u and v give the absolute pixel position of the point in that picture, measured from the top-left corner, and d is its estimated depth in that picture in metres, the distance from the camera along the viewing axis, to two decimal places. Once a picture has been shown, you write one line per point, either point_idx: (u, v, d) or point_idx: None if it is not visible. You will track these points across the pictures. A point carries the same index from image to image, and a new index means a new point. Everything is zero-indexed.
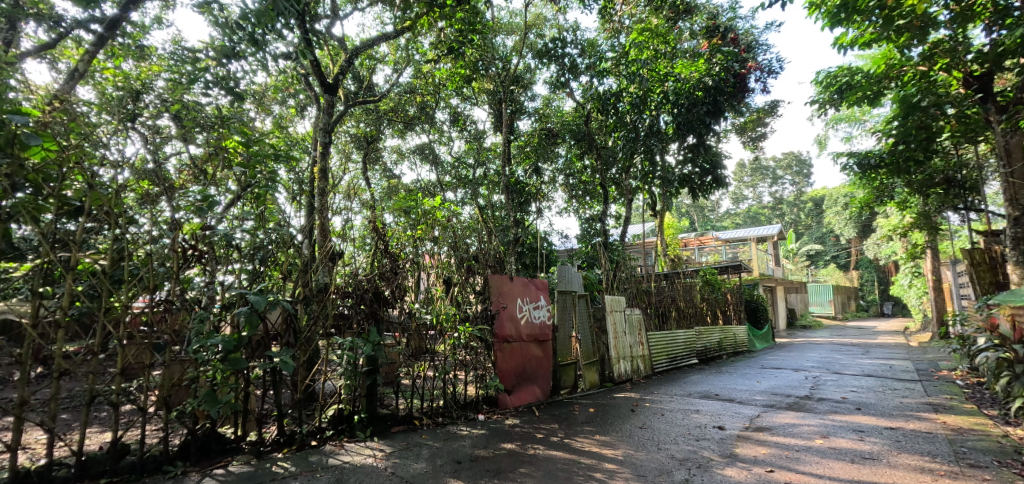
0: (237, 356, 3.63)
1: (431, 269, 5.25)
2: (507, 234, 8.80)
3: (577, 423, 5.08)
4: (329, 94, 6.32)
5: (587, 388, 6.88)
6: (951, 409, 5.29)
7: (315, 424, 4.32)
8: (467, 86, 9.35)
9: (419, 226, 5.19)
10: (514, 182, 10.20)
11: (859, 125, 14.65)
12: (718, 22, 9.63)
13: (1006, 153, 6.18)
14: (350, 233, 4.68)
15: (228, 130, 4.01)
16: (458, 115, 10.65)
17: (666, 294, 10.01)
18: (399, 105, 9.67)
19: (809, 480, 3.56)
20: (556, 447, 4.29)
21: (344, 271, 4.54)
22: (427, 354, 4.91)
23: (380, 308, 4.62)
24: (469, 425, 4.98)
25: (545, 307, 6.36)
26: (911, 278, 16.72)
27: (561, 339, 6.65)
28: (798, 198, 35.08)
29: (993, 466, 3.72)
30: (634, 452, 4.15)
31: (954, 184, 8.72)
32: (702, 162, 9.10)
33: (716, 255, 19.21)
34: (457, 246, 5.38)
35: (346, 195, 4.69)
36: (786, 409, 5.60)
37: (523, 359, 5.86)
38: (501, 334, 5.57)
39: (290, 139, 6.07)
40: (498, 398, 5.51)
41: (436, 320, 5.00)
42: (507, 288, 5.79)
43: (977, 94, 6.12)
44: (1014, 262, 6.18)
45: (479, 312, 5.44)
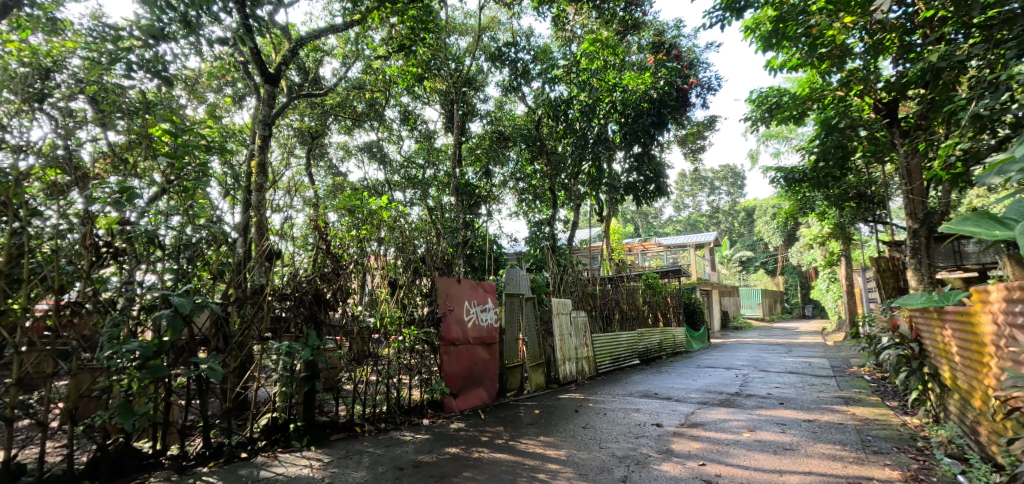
0: (157, 364, 3.51)
1: (376, 271, 5.26)
2: (456, 236, 8.86)
3: (522, 425, 5.25)
4: (270, 84, 6.22)
5: (533, 390, 7.07)
6: (860, 402, 5.84)
7: (246, 434, 4.24)
8: (418, 84, 9.38)
9: (364, 226, 5.13)
10: (465, 184, 10.33)
11: (786, 142, 15.76)
12: (663, 39, 10.18)
13: (907, 174, 6.85)
14: (291, 232, 4.61)
15: (152, 116, 3.91)
16: (408, 114, 10.65)
17: (611, 297, 10.40)
18: (345, 100, 9.52)
19: (736, 472, 3.86)
20: (500, 450, 4.44)
21: (282, 271, 4.49)
22: (370, 358, 4.94)
23: (320, 311, 4.61)
24: (413, 430, 5.04)
25: (493, 310, 6.50)
26: (829, 284, 18.16)
27: (508, 342, 6.82)
28: (733, 207, 37.01)
29: (892, 452, 4.17)
30: (577, 452, 4.36)
31: (865, 199, 9.59)
32: (646, 171, 9.48)
33: (657, 259, 19.92)
34: (405, 248, 5.45)
35: (288, 191, 4.57)
36: (717, 406, 6.00)
37: (470, 362, 5.99)
38: (448, 337, 5.69)
39: (227, 130, 5.94)
40: (444, 402, 5.63)
41: (380, 323, 5.03)
42: (454, 291, 5.90)
43: (884, 119, 6.82)
44: (913, 270, 6.94)
45: (425, 315, 5.53)
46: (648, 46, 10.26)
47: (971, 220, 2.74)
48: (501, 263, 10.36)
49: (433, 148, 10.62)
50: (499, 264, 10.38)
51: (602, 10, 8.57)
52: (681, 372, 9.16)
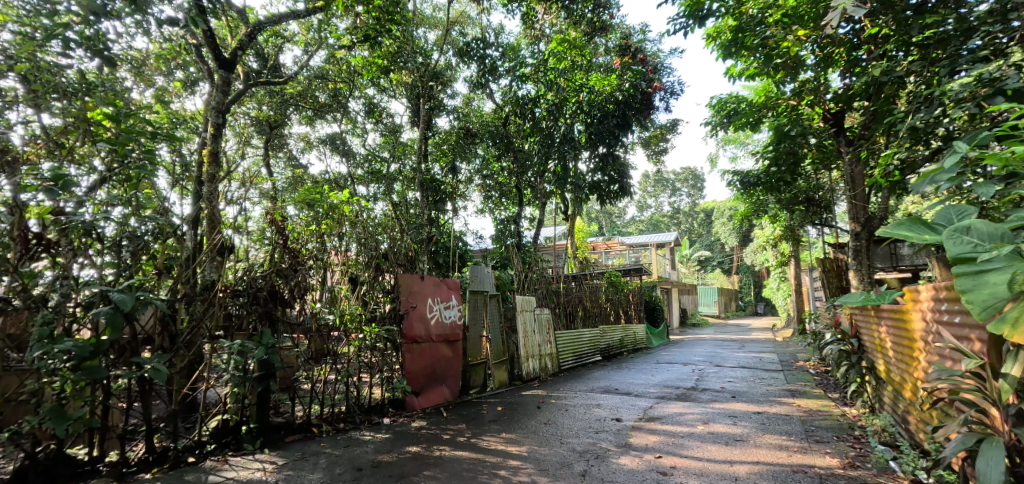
0: (93, 364, 3.39)
1: (337, 266, 5.19)
2: (420, 232, 8.85)
3: (484, 422, 5.34)
4: (224, 70, 6.08)
5: (496, 387, 7.14)
6: (805, 394, 6.18)
7: (194, 438, 4.12)
8: (384, 76, 9.26)
9: (325, 220, 5.11)
10: (430, 180, 10.31)
11: (744, 147, 16.36)
12: (630, 42, 10.42)
13: (851, 180, 7.28)
14: (248, 226, 4.61)
15: (94, 100, 3.75)
16: (374, 106, 10.54)
17: (574, 294, 10.59)
18: (306, 90, 9.32)
19: (689, 463, 4.06)
20: (462, 448, 4.51)
21: (237, 266, 4.53)
22: (329, 356, 4.93)
23: (276, 308, 4.60)
24: (373, 429, 5.03)
25: (456, 307, 6.56)
26: (780, 283, 19.02)
27: (471, 339, 6.89)
28: (693, 208, 38.07)
29: (832, 441, 4.46)
30: (538, 448, 4.48)
31: (813, 203, 10.04)
32: (611, 172, 9.89)
33: (620, 258, 20.22)
34: (367, 243, 5.39)
35: (244, 183, 4.52)
36: (674, 401, 6.23)
37: (433, 359, 6.03)
38: (410, 335, 5.69)
39: (178, 117, 5.75)
40: (406, 400, 5.65)
41: (339, 320, 4.96)
42: (417, 288, 5.92)
43: (832, 129, 7.14)
44: (854, 270, 7.40)
45: (387, 312, 5.55)
46: (615, 48, 10.48)
47: (905, 225, 2.86)
48: (465, 260, 10.39)
49: (398, 142, 10.55)
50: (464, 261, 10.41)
51: (571, 10, 8.70)
52: (641, 368, 9.44)
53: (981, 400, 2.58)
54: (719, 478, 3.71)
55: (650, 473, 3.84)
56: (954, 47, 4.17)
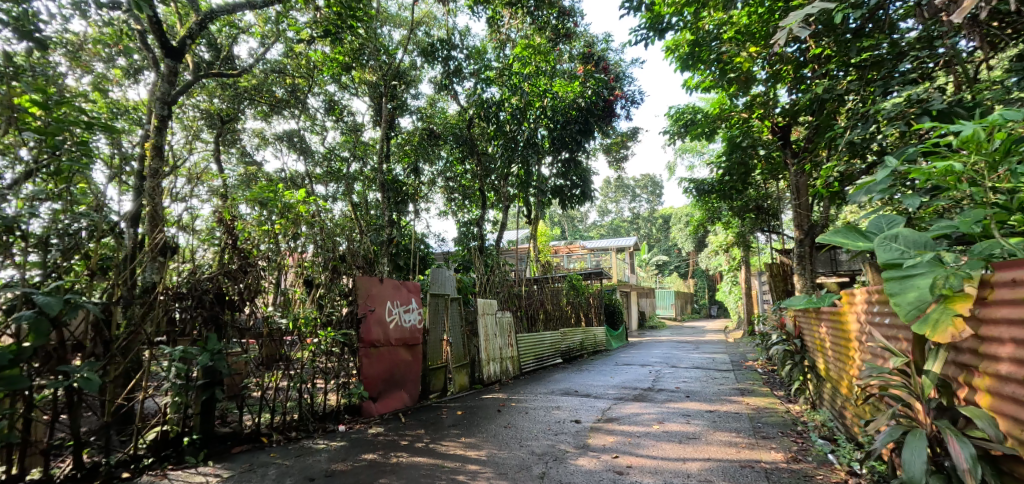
0: (13, 374, 3.13)
1: (291, 268, 5.19)
2: (381, 234, 8.79)
3: (443, 427, 5.37)
4: (170, 58, 5.75)
5: (456, 390, 7.20)
6: (753, 393, 6.49)
7: (129, 451, 3.92)
8: (346, 73, 9.16)
9: (281, 220, 4.97)
10: (391, 180, 10.23)
11: (700, 156, 16.98)
12: (593, 50, 10.70)
13: (796, 191, 7.66)
14: (196, 225, 4.48)
15: (21, 85, 3.53)
16: (334, 104, 10.35)
17: (535, 297, 10.76)
18: (262, 84, 9.11)
19: (644, 462, 4.21)
20: (420, 454, 4.51)
21: (181, 268, 4.37)
22: (281, 362, 4.84)
23: (223, 312, 4.45)
24: (327, 437, 4.97)
25: (416, 310, 6.56)
26: (732, 286, 19.84)
27: (431, 342, 6.86)
28: (652, 214, 39.10)
29: (777, 436, 4.72)
30: (497, 452, 4.54)
31: (762, 211, 10.55)
32: (572, 177, 10.61)
33: (580, 262, 21.41)
34: (325, 244, 5.31)
35: (191, 180, 4.40)
36: (631, 401, 6.42)
37: (391, 364, 6.00)
38: (368, 339, 5.67)
39: (118, 106, 5.48)
40: (363, 406, 5.61)
41: (293, 324, 4.90)
42: (375, 291, 5.87)
43: (780, 141, 7.48)
44: (799, 275, 7.82)
45: (343, 316, 5.40)
46: (578, 56, 10.70)
47: (841, 232, 3.02)
48: (427, 263, 10.36)
49: (360, 141, 10.46)
50: (426, 264, 10.38)
51: (536, 16, 8.75)
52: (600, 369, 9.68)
53: (907, 394, 2.59)
54: (671, 476, 3.86)
55: (606, 473, 3.95)
56: (888, 68, 4.49)
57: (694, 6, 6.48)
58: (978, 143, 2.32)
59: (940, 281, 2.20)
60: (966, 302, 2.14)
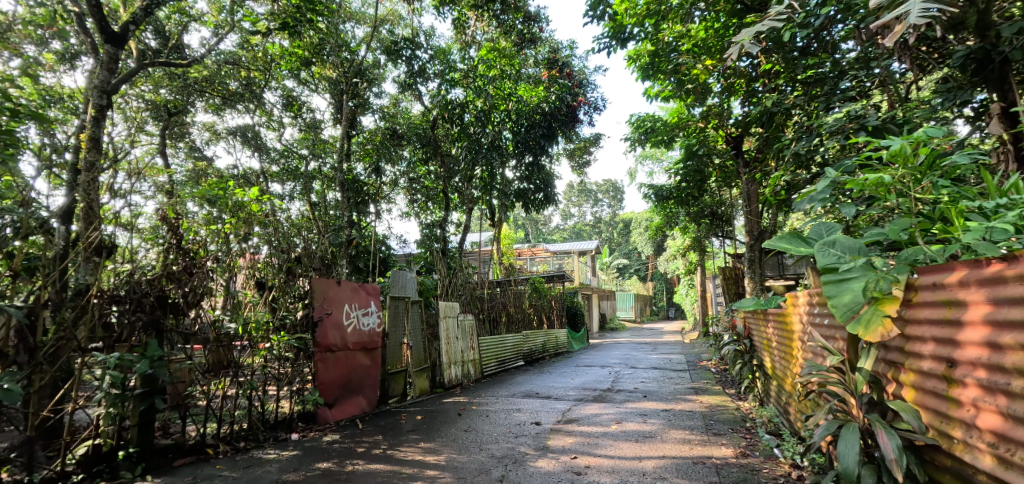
0: None
1: (243, 269, 5.04)
2: (339, 235, 8.66)
3: (402, 432, 5.32)
4: (112, 44, 5.43)
5: (416, 395, 7.14)
6: (706, 392, 6.72)
7: (55, 467, 3.63)
8: (306, 68, 8.98)
9: (232, 220, 4.95)
10: (352, 180, 10.08)
11: (659, 163, 17.47)
12: (557, 57, 10.88)
13: (748, 198, 8.02)
14: (138, 224, 4.23)
15: None
16: (292, 100, 9.91)
17: (497, 300, 10.84)
18: (213, 76, 8.68)
19: (602, 461, 4.33)
20: (377, 460, 4.40)
21: (119, 269, 4.06)
22: (230, 368, 4.65)
23: (165, 317, 4.22)
24: (278, 446, 4.77)
25: (375, 313, 6.53)
26: (688, 289, 20.48)
27: (391, 346, 6.82)
28: (613, 218, 39.85)
29: (728, 433, 4.92)
30: (456, 456, 4.52)
31: (716, 217, 10.97)
32: (536, 180, 10.93)
33: (544, 265, 21.73)
34: (281, 245, 5.23)
35: (131, 175, 4.21)
36: (590, 403, 6.54)
37: (348, 369, 5.89)
38: (323, 343, 5.55)
39: (49, 92, 5.17)
40: (318, 413, 5.45)
41: (242, 329, 4.68)
42: (333, 294, 5.80)
43: (733, 151, 7.80)
44: (750, 279, 8.15)
45: (299, 320, 5.31)
46: (543, 61, 10.83)
47: (785, 239, 3.19)
48: (387, 265, 10.26)
49: (320, 139, 10.23)
50: (386, 266, 10.26)
51: (501, 19, 8.80)
52: (561, 371, 9.84)
53: (842, 390, 2.75)
54: (627, 475, 3.96)
55: (565, 474, 4.02)
56: (830, 85, 4.77)
57: (654, 18, 6.75)
58: (904, 157, 2.50)
59: (871, 284, 2.37)
60: (893, 304, 2.32)
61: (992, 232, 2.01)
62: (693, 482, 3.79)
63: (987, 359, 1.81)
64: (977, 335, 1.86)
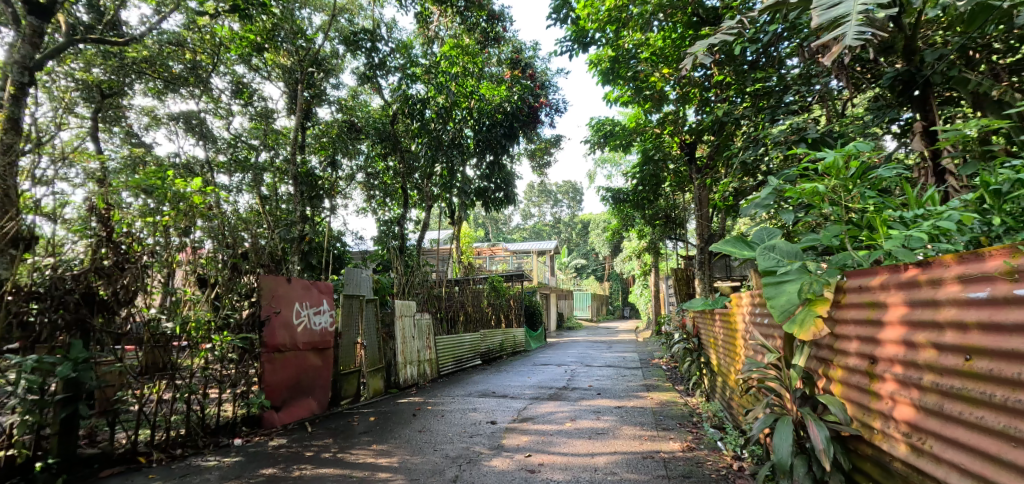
0: None
1: (182, 265, 4.79)
2: (291, 231, 8.46)
3: (354, 435, 5.26)
4: (37, 17, 5.15)
5: (369, 396, 7.04)
6: (657, 389, 6.96)
7: None
8: (258, 56, 8.66)
9: (172, 212, 4.65)
10: (306, 174, 9.83)
11: (617, 167, 17.90)
12: (520, 57, 10.97)
13: (699, 202, 8.34)
14: (65, 215, 4.06)
15: None
16: (242, 86, 9.51)
17: (455, 299, 10.85)
18: (155, 57, 8.10)
19: (555, 459, 4.43)
20: (327, 464, 4.34)
21: (43, 263, 3.83)
22: (167, 370, 4.45)
23: (92, 316, 3.99)
24: (218, 453, 4.56)
25: (327, 312, 6.42)
26: (643, 289, 21.07)
27: (344, 346, 6.73)
28: (572, 218, 40.44)
29: (676, 428, 5.13)
30: (410, 458, 4.51)
31: (670, 220, 11.35)
32: (496, 180, 10.94)
33: (503, 263, 21.95)
34: (229, 241, 5.08)
35: (58, 162, 4.00)
36: (546, 401, 6.66)
37: (298, 370, 5.77)
38: (271, 343, 5.41)
39: None
40: (264, 417, 5.28)
41: (181, 329, 4.53)
42: (282, 292, 5.68)
43: (686, 156, 8.03)
44: (700, 280, 8.47)
45: (245, 319, 5.15)
46: (506, 61, 10.89)
47: (730, 242, 3.34)
48: (342, 261, 10.09)
49: (271, 130, 9.82)
50: (341, 263, 10.10)
51: (465, 16, 9.13)
52: (518, 369, 9.97)
53: (779, 386, 2.93)
54: (579, 472, 4.08)
55: (519, 472, 4.10)
56: (776, 98, 5.02)
57: (615, 25, 6.89)
58: (837, 170, 2.69)
59: (805, 286, 2.55)
60: (824, 305, 2.51)
61: (910, 240, 2.20)
62: (642, 477, 3.94)
63: (903, 356, 1.98)
64: (895, 334, 2.03)
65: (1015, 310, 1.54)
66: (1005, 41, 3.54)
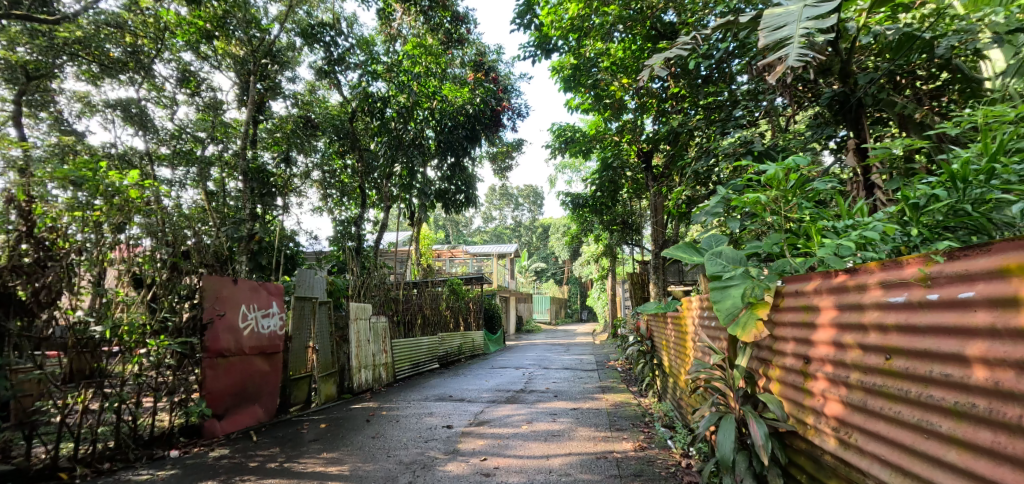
0: None
1: (115, 265, 4.63)
2: (241, 230, 8.22)
3: (304, 443, 5.15)
4: None
5: (320, 401, 6.91)
6: (611, 391, 7.13)
7: None
8: (206, 44, 8.33)
9: (111, 209, 4.44)
10: (257, 169, 9.10)
11: (577, 172, 18.22)
12: (483, 60, 11.01)
13: (655, 210, 8.60)
14: None
15: None
16: (189, 75, 8.94)
17: (414, 302, 10.78)
18: (89, 38, 7.44)
19: (511, 462, 4.50)
20: (275, 474, 4.24)
21: None
22: (94, 378, 4.25)
23: (7, 318, 3.84)
24: (152, 466, 4.33)
25: (276, 315, 6.25)
26: (602, 293, 21.46)
27: (294, 350, 6.58)
28: (533, 222, 40.78)
29: (630, 428, 5.29)
30: (362, 465, 4.47)
31: (627, 226, 11.64)
32: (456, 182, 10.99)
33: (463, 266, 21.94)
34: (172, 240, 4.93)
35: None
36: (503, 404, 6.72)
37: (243, 376, 5.55)
38: (213, 348, 5.18)
39: None
40: (204, 426, 5.05)
41: (110, 334, 4.34)
42: (228, 294, 5.48)
43: (643, 165, 8.28)
44: (655, 285, 8.73)
45: (185, 323, 4.94)
46: (469, 63, 10.91)
47: (680, 248, 3.49)
48: (295, 262, 9.87)
49: (220, 122, 9.35)
50: (294, 264, 9.88)
51: (428, 15, 9.10)
52: (476, 373, 9.99)
53: (724, 386, 3.07)
54: (534, 474, 4.16)
55: (474, 476, 4.14)
56: (725, 112, 5.25)
57: (577, 33, 7.08)
58: (777, 181, 2.87)
59: (748, 290, 2.71)
60: (764, 308, 2.67)
61: (840, 248, 2.38)
62: (596, 477, 4.05)
63: (833, 357, 2.14)
64: (826, 336, 2.19)
65: (928, 314, 1.70)
66: (927, 69, 3.82)
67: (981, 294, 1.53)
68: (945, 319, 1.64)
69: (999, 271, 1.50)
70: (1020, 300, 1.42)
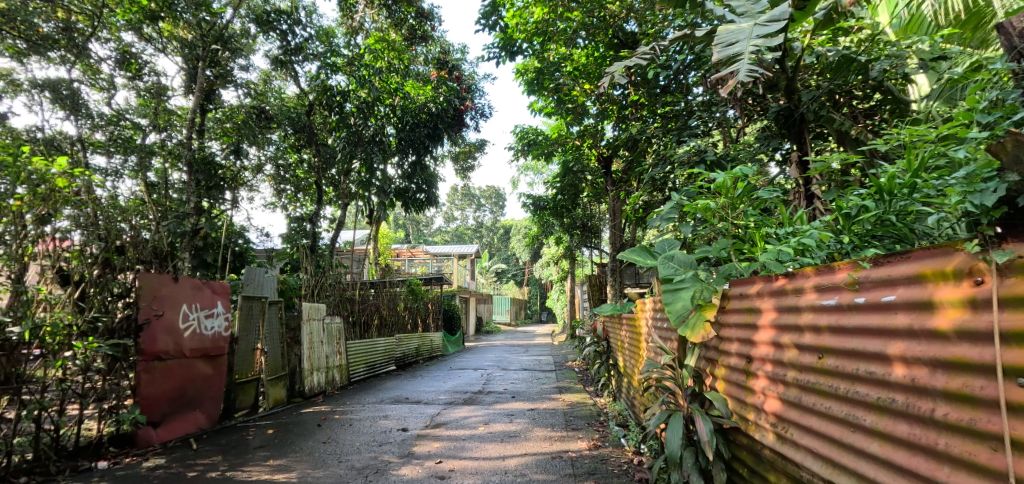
0: None
1: (37, 260, 4.36)
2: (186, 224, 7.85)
3: (249, 450, 5.02)
4: None
5: (268, 405, 6.73)
6: (568, 391, 7.25)
7: None
8: (151, 27, 7.91)
9: (35, 198, 4.24)
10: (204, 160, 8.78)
11: (539, 174, 18.35)
12: (447, 58, 10.93)
13: (613, 214, 8.77)
14: None
15: None
16: (129, 57, 8.36)
17: (371, 302, 10.63)
18: (15, 10, 6.30)
19: (466, 464, 4.52)
20: None
21: None
22: (11, 384, 3.96)
23: None
24: (77, 479, 4.13)
25: (220, 316, 6.06)
26: (561, 294, 21.71)
27: (240, 352, 6.38)
28: (494, 222, 40.82)
29: (585, 428, 5.40)
30: (311, 472, 4.40)
31: (586, 229, 11.83)
32: (417, 180, 10.96)
33: (423, 265, 21.72)
34: (105, 235, 4.76)
35: None
36: (460, 406, 6.72)
37: (184, 379, 5.36)
38: (150, 350, 5.00)
39: None
40: (137, 435, 4.87)
41: (30, 335, 4.04)
42: (166, 292, 5.29)
43: (603, 170, 8.43)
44: (612, 287, 8.91)
45: (118, 323, 4.77)
46: (433, 61, 10.80)
47: (635, 251, 3.60)
48: (246, 260, 9.55)
49: (166, 110, 8.89)
50: (243, 261, 9.55)
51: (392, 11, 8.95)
52: (434, 374, 9.95)
53: (673, 386, 3.19)
54: (489, 475, 4.19)
55: (428, 479, 4.13)
56: (682, 121, 5.43)
57: (541, 37, 7.14)
58: (726, 189, 3.01)
59: (697, 292, 2.83)
60: (712, 310, 2.81)
61: (781, 254, 2.54)
62: (550, 477, 4.13)
63: (772, 356, 2.28)
64: (767, 336, 2.33)
65: (856, 315, 1.84)
66: (863, 89, 4.12)
67: (901, 297, 1.67)
68: (870, 321, 1.78)
69: (917, 276, 1.64)
70: (935, 304, 1.56)
